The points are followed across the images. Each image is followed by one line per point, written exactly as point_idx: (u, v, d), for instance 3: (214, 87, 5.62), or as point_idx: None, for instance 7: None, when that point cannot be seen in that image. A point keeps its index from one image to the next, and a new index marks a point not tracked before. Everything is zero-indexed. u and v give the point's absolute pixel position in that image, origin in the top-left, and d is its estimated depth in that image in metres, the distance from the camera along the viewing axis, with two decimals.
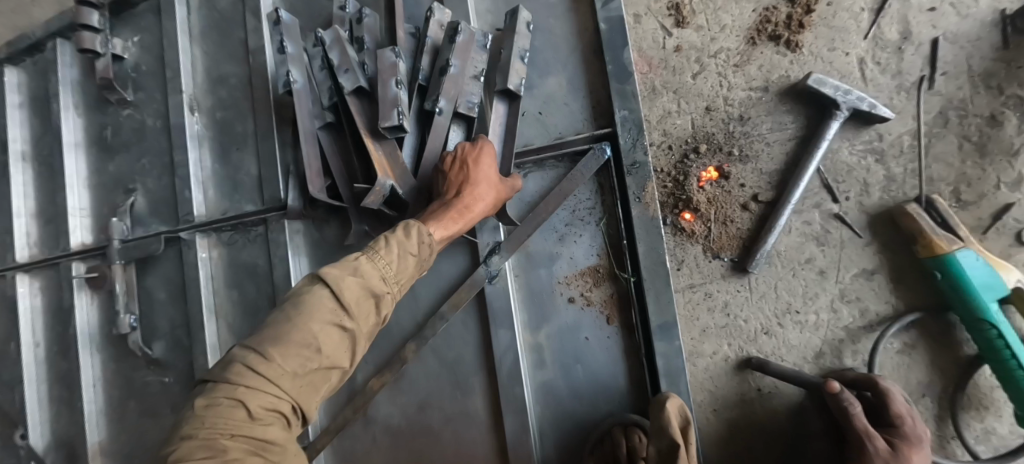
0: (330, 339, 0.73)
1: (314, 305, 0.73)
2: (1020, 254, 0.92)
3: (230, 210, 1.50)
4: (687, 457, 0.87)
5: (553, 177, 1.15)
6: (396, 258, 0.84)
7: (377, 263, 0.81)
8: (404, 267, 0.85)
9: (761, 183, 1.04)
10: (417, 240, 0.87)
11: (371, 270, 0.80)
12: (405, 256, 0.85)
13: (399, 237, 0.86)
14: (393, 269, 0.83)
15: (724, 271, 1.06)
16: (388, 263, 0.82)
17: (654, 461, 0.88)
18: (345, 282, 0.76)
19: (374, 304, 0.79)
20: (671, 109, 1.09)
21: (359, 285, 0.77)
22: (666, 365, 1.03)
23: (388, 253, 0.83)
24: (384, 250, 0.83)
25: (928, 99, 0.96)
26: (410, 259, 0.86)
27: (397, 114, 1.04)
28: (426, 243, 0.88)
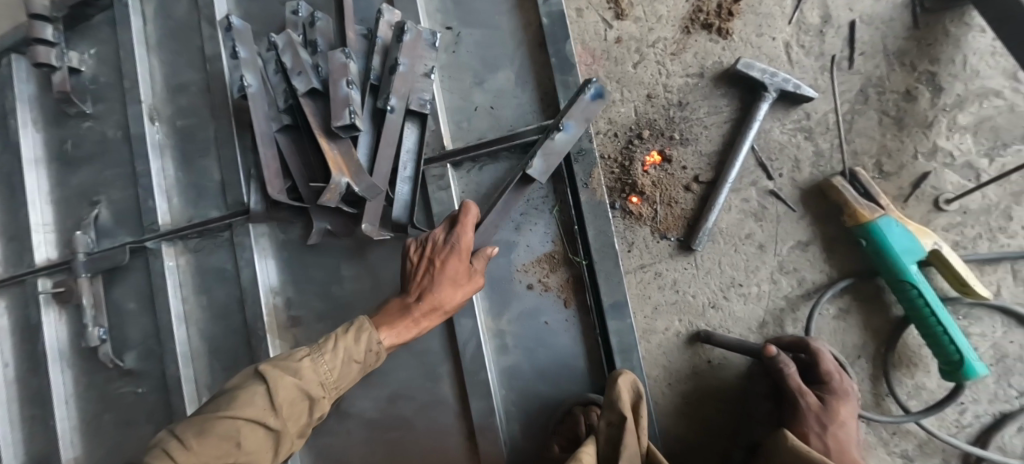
0: (252, 435, 0.82)
1: (244, 398, 0.84)
2: (938, 219, 0.98)
3: (196, 217, 1.50)
4: (635, 430, 0.91)
5: (506, 169, 1.20)
6: (341, 367, 0.95)
7: (320, 367, 0.92)
8: (354, 370, 0.98)
9: (701, 164, 1.10)
10: (365, 348, 0.98)
11: (311, 375, 0.91)
12: (349, 362, 0.96)
13: (348, 342, 0.98)
14: (335, 376, 0.94)
15: (672, 250, 1.11)
16: (329, 365, 0.93)
17: (603, 433, 0.91)
18: (283, 382, 0.87)
19: (305, 406, 0.90)
20: (615, 98, 1.14)
21: (294, 386, 0.88)
22: (619, 342, 1.07)
23: (332, 357, 0.94)
24: (329, 354, 0.94)
25: (849, 78, 1.03)
26: (355, 366, 0.98)
27: (349, 113, 1.07)
28: (371, 352, 0.99)
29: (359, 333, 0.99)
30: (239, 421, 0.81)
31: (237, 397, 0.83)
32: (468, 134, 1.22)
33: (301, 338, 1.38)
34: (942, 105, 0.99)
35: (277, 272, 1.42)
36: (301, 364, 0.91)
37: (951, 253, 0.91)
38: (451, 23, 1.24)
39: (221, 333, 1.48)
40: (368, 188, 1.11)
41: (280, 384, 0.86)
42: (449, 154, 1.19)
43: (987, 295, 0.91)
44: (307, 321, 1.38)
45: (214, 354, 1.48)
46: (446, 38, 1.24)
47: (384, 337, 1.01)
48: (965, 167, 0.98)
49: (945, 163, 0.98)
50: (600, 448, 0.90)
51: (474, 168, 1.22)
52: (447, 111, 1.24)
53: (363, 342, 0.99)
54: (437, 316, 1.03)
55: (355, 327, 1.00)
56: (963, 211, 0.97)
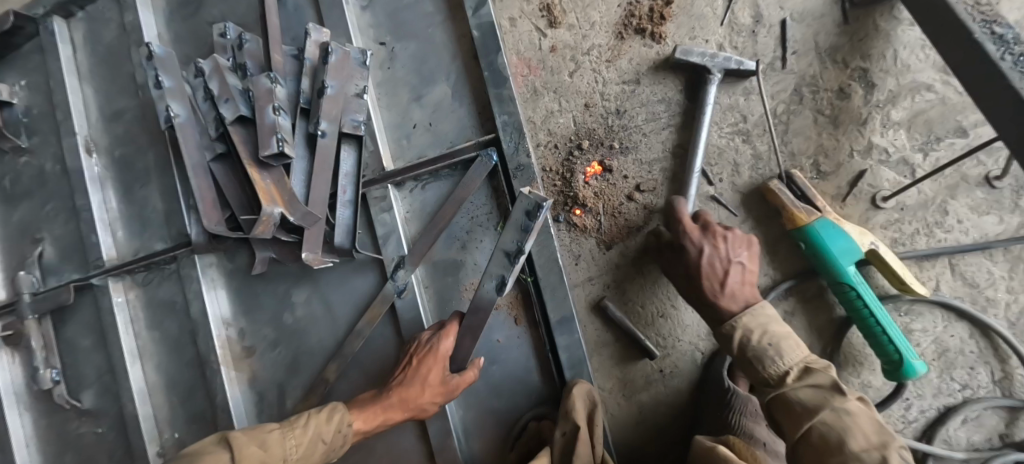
0: None
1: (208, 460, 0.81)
2: (877, 216, 0.98)
3: (142, 250, 1.46)
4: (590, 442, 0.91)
5: (449, 186, 1.17)
6: (308, 442, 0.91)
7: (286, 440, 0.89)
8: (319, 452, 0.93)
9: (641, 173, 1.08)
10: (334, 429, 0.94)
11: (277, 446, 0.88)
12: (315, 441, 0.92)
13: (318, 420, 0.95)
14: (298, 456, 0.90)
15: (619, 261, 1.09)
16: (297, 439, 0.90)
17: (557, 445, 0.91)
18: (247, 449, 0.84)
19: None
20: (553, 109, 1.11)
21: (257, 457, 0.84)
22: (569, 358, 1.06)
23: (301, 433, 0.91)
24: (299, 429, 0.92)
25: (783, 78, 1.01)
26: (322, 448, 0.93)
27: (277, 141, 1.05)
28: (339, 435, 0.94)
29: (330, 413, 0.97)
30: None
31: (202, 460, 0.80)
32: (408, 152, 1.19)
33: (256, 368, 1.35)
34: (875, 101, 0.98)
35: (228, 302, 1.37)
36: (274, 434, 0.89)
37: (889, 253, 0.90)
38: (384, 39, 1.20)
39: (177, 367, 1.44)
40: (304, 217, 1.08)
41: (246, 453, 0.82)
42: (389, 175, 1.16)
43: (924, 292, 0.91)
44: (261, 350, 1.35)
45: (172, 389, 1.45)
46: (380, 55, 1.20)
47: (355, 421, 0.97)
48: (900, 163, 0.97)
49: (881, 160, 0.98)
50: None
51: (417, 187, 1.19)
52: (386, 129, 1.20)
53: (336, 421, 0.95)
54: (406, 406, 0.99)
55: (329, 407, 0.98)
56: (900, 207, 0.97)
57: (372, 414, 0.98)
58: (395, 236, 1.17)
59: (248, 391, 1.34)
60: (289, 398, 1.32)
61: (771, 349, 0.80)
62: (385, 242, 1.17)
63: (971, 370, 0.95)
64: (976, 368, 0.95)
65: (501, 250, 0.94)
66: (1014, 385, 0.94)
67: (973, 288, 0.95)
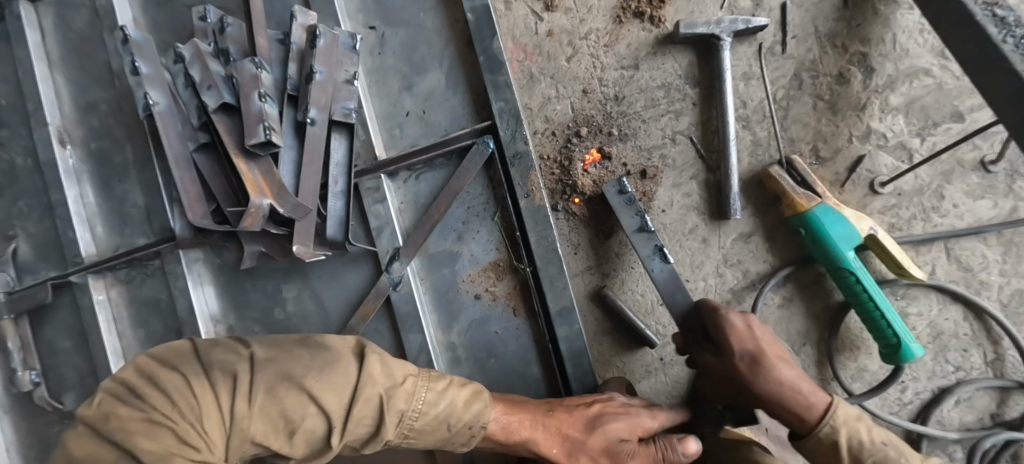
0: (291, 406, 0.71)
1: (336, 378, 0.75)
2: (875, 202, 0.98)
3: (123, 246, 1.40)
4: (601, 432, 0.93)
5: (443, 176, 1.14)
6: (433, 416, 0.82)
7: (409, 394, 0.80)
8: (434, 429, 0.83)
9: (641, 160, 1.06)
10: (470, 422, 0.84)
11: (399, 398, 0.78)
12: (444, 419, 0.83)
13: (459, 399, 0.85)
14: (416, 420, 0.81)
15: (618, 249, 1.08)
16: (423, 406, 0.81)
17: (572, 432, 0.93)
18: (372, 382, 0.77)
19: (359, 420, 0.75)
20: (551, 95, 1.09)
21: (377, 392, 0.77)
22: (569, 349, 1.05)
23: (430, 401, 0.82)
24: (433, 395, 0.83)
25: (782, 63, 1.00)
26: (445, 428, 0.83)
27: (263, 129, 1.00)
28: (471, 432, 0.85)
29: (475, 397, 0.87)
30: (299, 392, 0.71)
31: (331, 376, 0.74)
32: (400, 141, 1.16)
33: None
34: (874, 86, 0.98)
35: (216, 298, 1.33)
36: (401, 383, 0.80)
37: (888, 238, 0.91)
38: (374, 23, 1.15)
39: None
40: (295, 208, 1.04)
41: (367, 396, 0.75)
42: (381, 164, 1.12)
43: (922, 276, 0.92)
44: None
45: None
46: (369, 39, 1.16)
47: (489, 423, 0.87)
48: (898, 148, 0.97)
49: (879, 145, 0.98)
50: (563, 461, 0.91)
51: (410, 177, 1.16)
52: (377, 118, 1.16)
53: (473, 413, 0.85)
54: (562, 430, 0.91)
55: (473, 392, 0.87)
56: (897, 193, 0.97)
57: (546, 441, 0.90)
58: (389, 228, 1.14)
59: None
60: None
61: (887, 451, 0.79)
62: (379, 234, 1.14)
63: (964, 352, 0.97)
64: (969, 350, 0.96)
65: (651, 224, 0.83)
66: (1005, 366, 0.96)
67: (967, 272, 0.96)
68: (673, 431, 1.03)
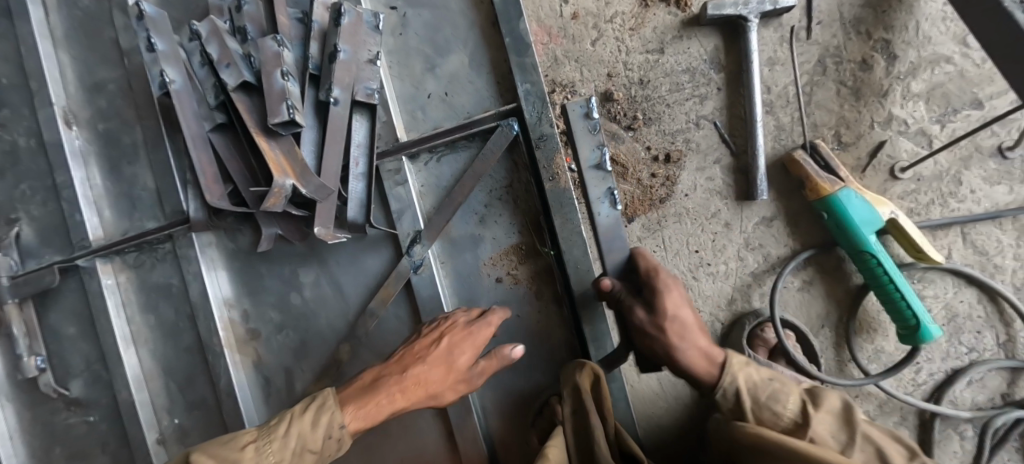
0: None
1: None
2: (895, 188, 1.00)
3: (132, 230, 1.37)
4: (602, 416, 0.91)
5: (465, 158, 1.14)
6: (291, 457, 0.82)
7: (260, 455, 0.80)
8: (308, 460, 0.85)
9: (664, 144, 1.07)
10: (323, 435, 0.85)
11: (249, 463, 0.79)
12: (301, 451, 0.83)
13: (304, 426, 0.85)
14: None
15: (640, 233, 1.09)
16: (275, 455, 0.81)
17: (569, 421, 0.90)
18: None
19: None
20: (575, 78, 1.09)
21: None
22: (592, 331, 1.06)
23: (280, 447, 0.81)
24: (277, 442, 0.82)
25: (808, 49, 1.01)
26: (310, 455, 0.84)
27: (287, 108, 0.99)
28: (331, 439, 0.86)
29: (317, 413, 0.87)
30: None
31: None
32: (422, 124, 1.15)
33: (261, 351, 1.31)
34: (896, 73, 0.99)
35: (229, 282, 1.31)
36: (241, 453, 0.79)
37: (908, 221, 0.93)
38: (396, 3, 1.14)
39: (174, 352, 1.38)
40: (317, 190, 1.03)
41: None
42: (403, 146, 1.12)
43: (939, 259, 0.94)
44: (266, 333, 1.30)
45: (169, 376, 1.39)
46: (391, 20, 1.14)
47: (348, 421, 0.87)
48: (919, 134, 0.99)
49: (900, 131, 0.99)
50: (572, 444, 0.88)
51: (432, 160, 1.15)
52: (398, 99, 1.15)
53: (322, 425, 0.86)
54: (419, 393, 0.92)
55: (315, 406, 0.88)
56: (917, 178, 0.99)
57: (397, 397, 0.91)
58: (411, 210, 1.13)
59: (253, 374, 1.30)
60: (298, 381, 1.29)
61: (774, 382, 0.75)
62: (400, 217, 1.14)
63: (978, 335, 0.99)
64: (983, 332, 0.99)
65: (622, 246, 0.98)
66: (1016, 347, 0.99)
67: (982, 256, 0.98)
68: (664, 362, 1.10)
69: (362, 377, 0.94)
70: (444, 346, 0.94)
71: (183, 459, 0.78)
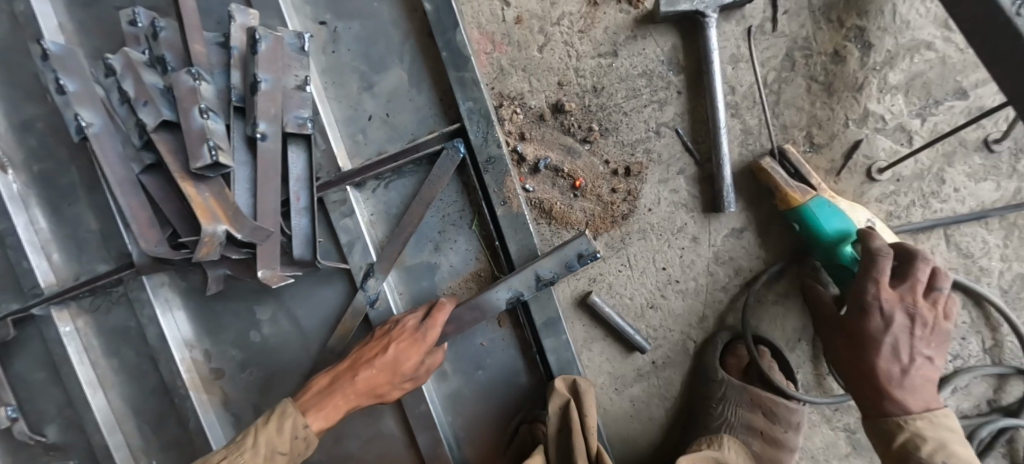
0: None
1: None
2: (873, 190, 0.93)
3: (84, 274, 1.31)
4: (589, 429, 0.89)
5: (414, 183, 1.07)
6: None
7: None
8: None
9: (623, 156, 0.99)
10: (289, 437, 0.83)
11: None
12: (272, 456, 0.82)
13: (270, 434, 0.83)
14: None
15: (604, 252, 1.02)
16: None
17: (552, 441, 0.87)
18: None
19: None
20: (524, 89, 1.00)
21: None
22: (558, 360, 1.00)
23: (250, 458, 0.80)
24: (247, 452, 0.80)
25: (774, 42, 0.92)
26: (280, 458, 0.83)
27: (209, 150, 0.91)
28: (297, 440, 0.84)
29: (280, 420, 0.84)
30: None
31: None
32: (365, 148, 1.07)
33: (229, 389, 1.27)
34: (872, 64, 0.90)
35: (188, 322, 1.27)
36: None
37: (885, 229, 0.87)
38: (324, 17, 1.04)
39: (143, 393, 1.34)
40: (254, 233, 0.96)
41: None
42: (346, 175, 1.04)
43: None
44: (231, 372, 1.27)
45: (142, 417, 1.36)
46: (321, 37, 1.05)
47: (312, 422, 0.86)
48: (897, 130, 0.91)
49: (877, 129, 0.91)
50: (551, 457, 0.87)
51: (379, 187, 1.08)
52: (337, 124, 1.07)
53: (287, 429, 0.84)
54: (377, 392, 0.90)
55: (276, 414, 0.85)
56: (896, 179, 0.92)
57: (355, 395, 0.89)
58: (361, 242, 1.07)
59: (223, 413, 1.27)
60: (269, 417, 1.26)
61: None
62: (351, 250, 1.07)
63: (963, 340, 0.94)
64: (967, 338, 0.93)
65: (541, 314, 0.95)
66: (1002, 352, 0.93)
67: (967, 258, 0.91)
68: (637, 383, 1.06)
69: (316, 380, 0.91)
70: (398, 345, 0.90)
71: None
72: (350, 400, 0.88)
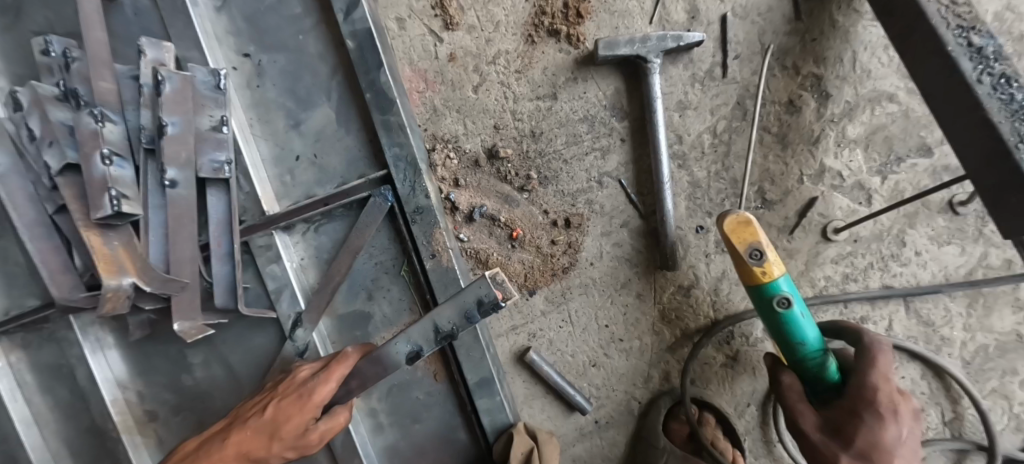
0: None
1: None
2: (828, 250, 0.86)
3: (13, 308, 1.24)
4: None
5: (344, 228, 1.00)
6: None
7: None
8: None
9: (563, 206, 0.92)
10: None
11: None
12: None
13: None
14: None
15: (543, 306, 0.96)
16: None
17: None
18: None
19: None
20: (458, 132, 0.93)
21: None
22: (492, 422, 0.94)
23: None
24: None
25: (724, 89, 0.84)
26: None
27: (111, 200, 0.84)
28: None
29: None
30: None
31: None
32: (293, 190, 1.01)
33: (163, 432, 1.22)
34: (829, 116, 0.82)
35: (121, 361, 1.21)
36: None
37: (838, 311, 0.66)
38: (247, 50, 0.97)
39: (78, 431, 1.29)
40: (165, 284, 0.91)
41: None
42: (272, 220, 0.98)
43: None
44: (164, 415, 1.21)
45: (78, 456, 1.30)
46: (245, 70, 0.98)
47: None
48: (856, 188, 0.83)
49: (834, 185, 0.84)
50: None
51: (309, 230, 1.02)
52: (264, 163, 1.00)
53: None
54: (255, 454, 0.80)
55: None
56: (853, 239, 0.85)
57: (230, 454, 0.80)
58: (288, 290, 1.01)
59: (157, 456, 1.22)
60: None
61: None
62: (278, 297, 1.01)
63: (922, 413, 0.87)
64: (927, 410, 0.87)
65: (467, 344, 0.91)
66: (964, 426, 0.86)
67: (928, 327, 0.85)
68: (579, 442, 1.00)
69: (200, 436, 0.85)
70: (281, 404, 0.79)
71: None
72: (228, 460, 0.79)
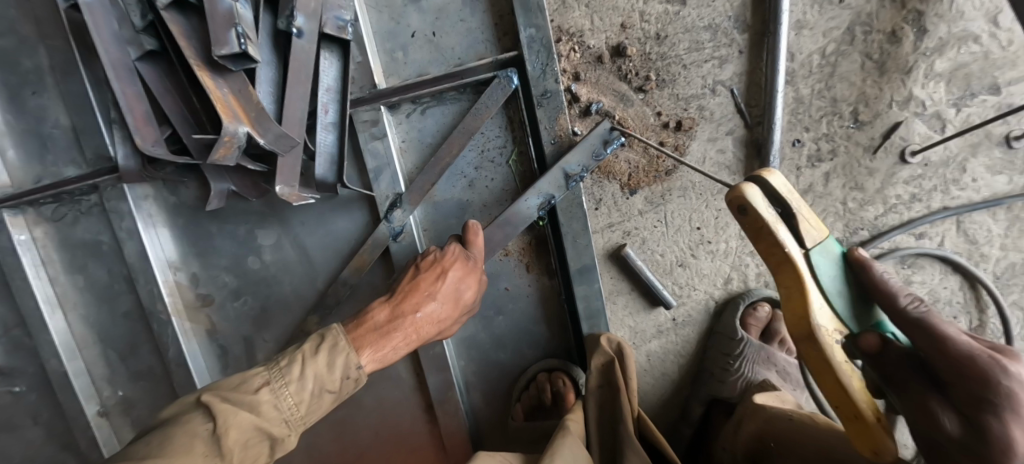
0: None
1: (178, 440, 0.59)
2: (902, 172, 0.98)
3: (45, 177, 1.11)
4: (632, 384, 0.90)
5: (454, 113, 0.99)
6: (310, 399, 0.69)
7: (280, 397, 0.66)
8: (325, 402, 0.71)
9: (677, 110, 0.98)
10: (341, 375, 0.72)
11: (268, 406, 0.65)
12: (320, 394, 0.70)
13: (319, 366, 0.71)
14: (302, 412, 0.68)
15: (642, 206, 1.01)
16: (294, 398, 0.67)
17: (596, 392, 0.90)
18: (233, 418, 0.62)
19: (264, 447, 0.65)
20: (584, 27, 0.95)
21: (248, 425, 0.63)
22: (587, 309, 1.01)
23: (298, 389, 0.68)
24: (294, 384, 0.68)
25: (839, 13, 0.92)
26: (327, 398, 0.71)
27: (237, 37, 0.79)
28: (349, 379, 0.73)
29: (333, 353, 0.72)
30: None
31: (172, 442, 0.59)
32: (403, 68, 0.99)
33: (215, 320, 1.17)
34: (923, 49, 0.92)
35: (173, 242, 1.14)
36: (258, 397, 0.65)
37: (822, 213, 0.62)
38: None
39: (111, 318, 1.20)
40: (277, 140, 0.87)
41: (229, 423, 0.61)
42: (382, 94, 0.96)
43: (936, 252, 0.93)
44: (221, 300, 1.16)
45: (107, 344, 1.22)
46: None
47: (365, 361, 0.76)
48: (934, 117, 0.95)
49: (917, 113, 0.95)
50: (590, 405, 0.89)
51: (415, 112, 1.00)
52: (375, 37, 0.98)
53: (341, 366, 0.72)
54: (435, 330, 0.85)
55: (329, 346, 0.73)
56: (925, 163, 0.97)
57: (417, 331, 0.82)
58: (390, 170, 0.99)
59: (208, 343, 1.18)
60: (260, 349, 1.18)
61: None
62: (378, 177, 1.00)
63: (954, 319, 1.03)
64: (958, 317, 1.03)
65: (571, 234, 0.97)
66: (985, 332, 1.03)
67: (971, 245, 1.00)
68: (656, 338, 1.08)
69: (373, 313, 0.80)
70: (458, 280, 0.86)
71: (190, 403, 0.66)
72: (420, 332, 0.83)
